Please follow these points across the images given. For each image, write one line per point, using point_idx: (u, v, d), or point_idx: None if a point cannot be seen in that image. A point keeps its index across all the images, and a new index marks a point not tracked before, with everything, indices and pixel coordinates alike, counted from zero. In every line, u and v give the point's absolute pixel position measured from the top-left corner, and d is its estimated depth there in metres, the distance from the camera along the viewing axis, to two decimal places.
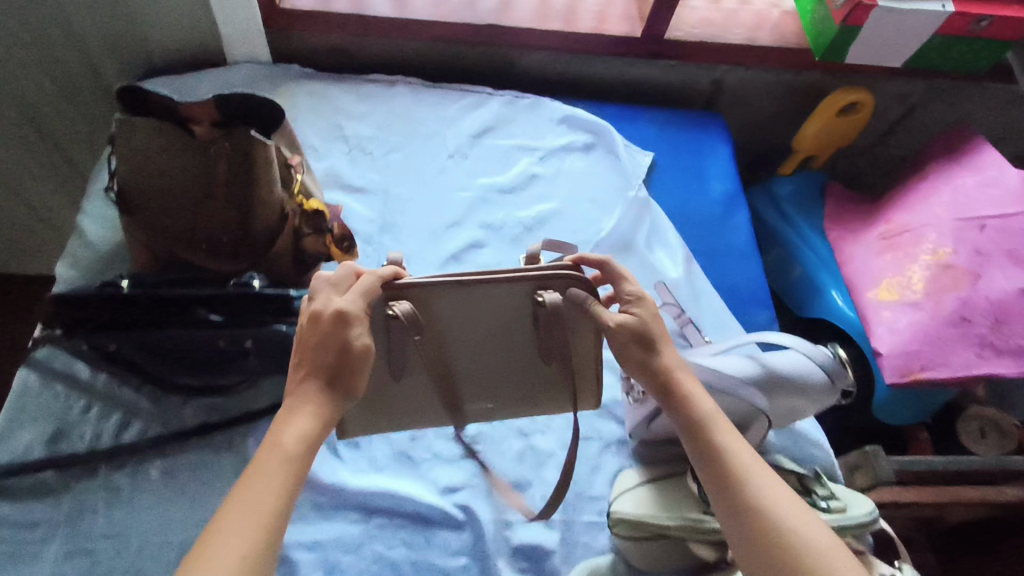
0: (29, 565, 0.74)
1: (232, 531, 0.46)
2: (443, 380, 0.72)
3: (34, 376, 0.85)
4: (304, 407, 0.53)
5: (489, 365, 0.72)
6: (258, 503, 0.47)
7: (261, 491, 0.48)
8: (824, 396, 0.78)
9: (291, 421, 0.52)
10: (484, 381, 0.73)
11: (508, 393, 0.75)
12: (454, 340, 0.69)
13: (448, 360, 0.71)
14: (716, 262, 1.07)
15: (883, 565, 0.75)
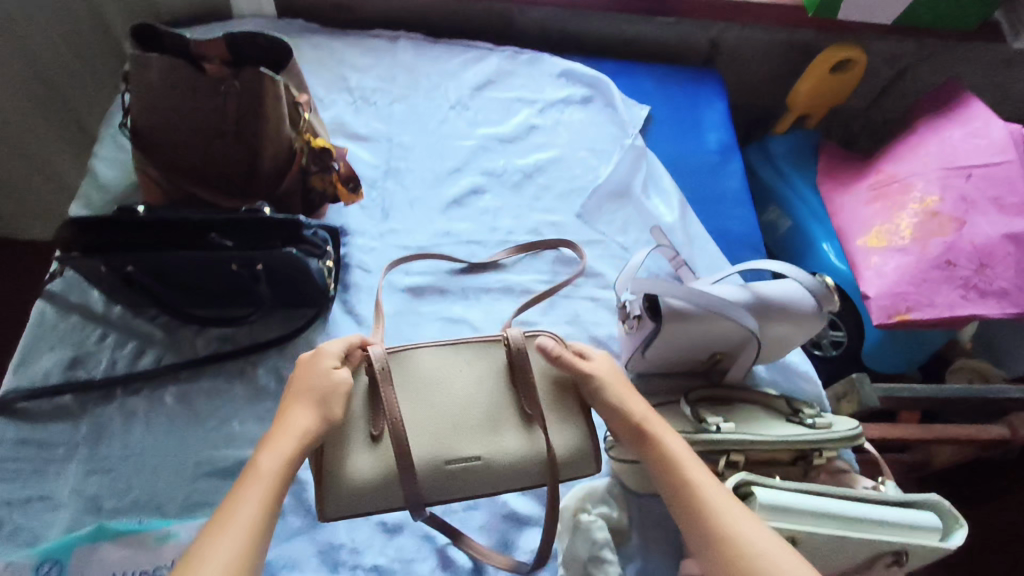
0: (52, 481, 0.78)
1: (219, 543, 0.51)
2: (423, 440, 0.67)
3: (52, 308, 0.89)
4: (286, 436, 0.59)
5: (472, 427, 0.69)
6: (240, 520, 0.53)
7: (242, 511, 0.54)
8: (811, 321, 0.82)
9: (274, 448, 0.58)
10: (467, 440, 0.68)
11: (496, 454, 0.68)
12: (432, 401, 0.69)
13: (428, 424, 0.68)
14: (710, 208, 1.11)
15: (864, 479, 0.80)
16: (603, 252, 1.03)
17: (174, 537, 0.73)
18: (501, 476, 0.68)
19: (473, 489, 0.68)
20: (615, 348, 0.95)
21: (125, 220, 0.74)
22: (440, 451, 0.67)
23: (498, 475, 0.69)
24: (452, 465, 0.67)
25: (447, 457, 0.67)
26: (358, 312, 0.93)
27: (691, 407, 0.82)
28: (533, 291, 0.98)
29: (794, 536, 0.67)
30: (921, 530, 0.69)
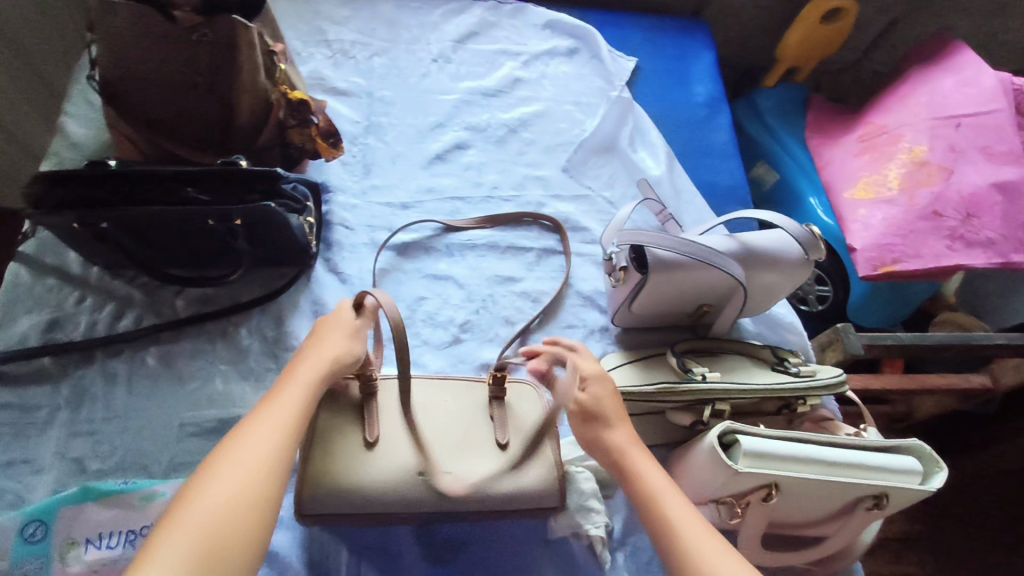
0: (34, 445, 0.77)
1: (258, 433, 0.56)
2: (403, 452, 0.73)
3: (26, 270, 0.87)
4: (325, 351, 0.67)
5: (453, 446, 0.74)
6: (284, 410, 0.59)
7: (285, 405, 0.60)
8: (798, 269, 0.82)
9: (312, 360, 0.65)
10: (446, 455, 0.73)
11: (466, 474, 0.72)
12: (418, 423, 0.75)
13: (413, 437, 0.74)
14: (697, 161, 1.09)
15: (847, 426, 0.81)
16: (589, 208, 1.02)
17: (161, 496, 0.74)
18: (467, 495, 0.72)
19: (440, 503, 0.71)
20: (602, 303, 0.95)
21: (98, 173, 0.71)
22: (415, 463, 0.72)
23: (463, 494, 0.72)
24: (425, 476, 0.71)
25: (422, 467, 0.72)
26: (342, 270, 0.92)
27: (676, 357, 0.82)
28: (519, 247, 0.97)
29: (774, 481, 0.68)
30: (900, 473, 0.70)
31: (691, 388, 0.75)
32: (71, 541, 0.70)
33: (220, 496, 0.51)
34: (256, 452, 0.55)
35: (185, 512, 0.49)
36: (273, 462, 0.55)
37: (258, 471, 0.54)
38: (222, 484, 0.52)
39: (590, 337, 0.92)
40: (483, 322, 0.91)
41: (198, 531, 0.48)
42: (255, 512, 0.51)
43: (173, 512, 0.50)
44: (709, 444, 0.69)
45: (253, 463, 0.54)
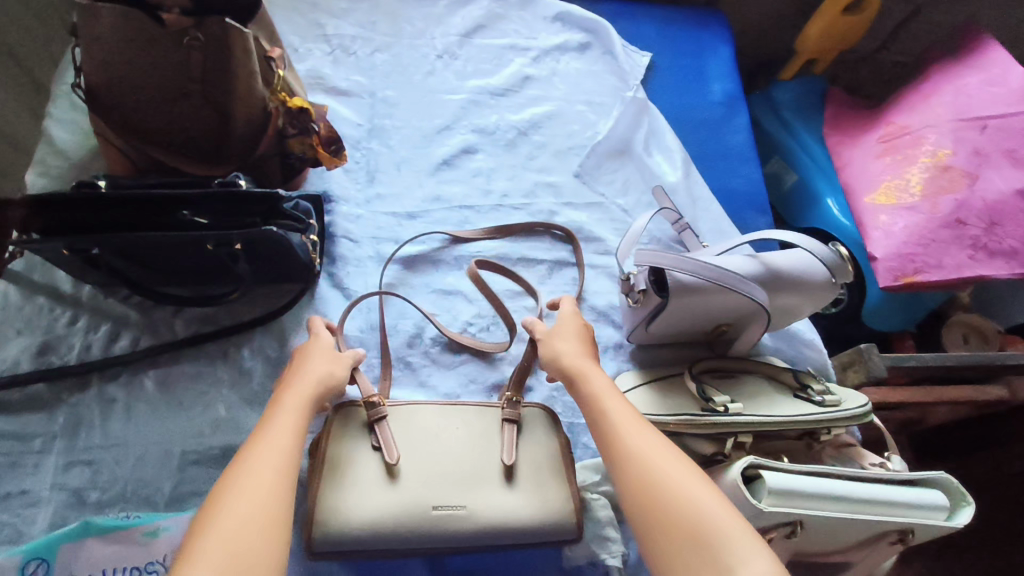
0: (30, 476, 0.74)
1: (269, 448, 0.56)
2: (416, 487, 0.70)
3: (15, 289, 0.83)
4: (309, 375, 0.67)
5: (468, 479, 0.72)
6: (280, 433, 0.58)
7: (281, 429, 0.59)
8: (823, 291, 0.79)
9: (297, 384, 0.65)
10: (461, 488, 0.71)
11: (481, 508, 0.70)
12: (430, 455, 0.73)
13: (428, 470, 0.72)
14: (713, 165, 1.05)
15: (871, 455, 0.79)
16: (602, 216, 0.98)
17: (165, 531, 0.71)
18: (484, 531, 0.69)
19: (457, 539, 0.69)
20: (617, 318, 0.91)
21: (88, 198, 0.66)
22: (429, 498, 0.70)
23: (477, 529, 0.69)
24: (441, 511, 0.69)
25: (436, 502, 0.70)
26: (347, 286, 0.88)
27: (694, 383, 0.79)
28: (530, 259, 0.94)
29: (800, 520, 0.66)
30: (926, 509, 0.68)
31: (712, 419, 0.73)
32: None
33: (235, 525, 0.49)
34: (263, 480, 0.53)
35: (207, 535, 0.48)
36: (283, 486, 0.54)
37: (269, 491, 0.52)
38: (232, 512, 0.50)
39: (603, 355, 0.89)
40: (497, 336, 0.88)
41: (224, 551, 0.47)
42: (285, 522, 0.52)
43: (201, 528, 0.49)
44: (733, 480, 0.67)
45: (268, 480, 0.53)
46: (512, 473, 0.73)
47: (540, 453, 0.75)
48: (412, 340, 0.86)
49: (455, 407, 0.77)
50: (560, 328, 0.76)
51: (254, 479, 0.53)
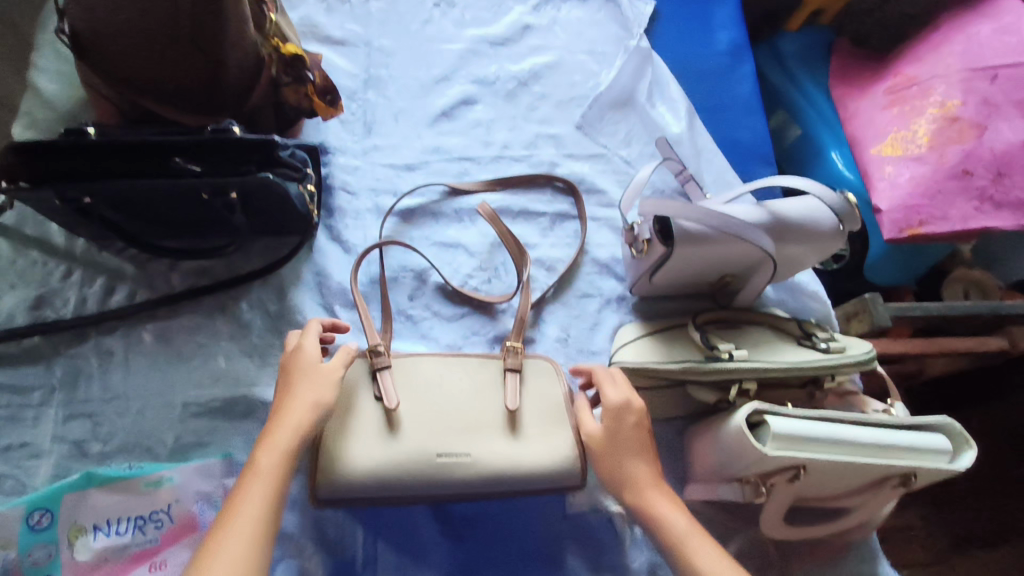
0: (30, 429, 0.73)
1: (227, 542, 0.53)
2: (420, 436, 0.70)
3: (7, 242, 0.81)
4: (286, 429, 0.61)
5: (471, 427, 0.72)
6: (243, 528, 0.54)
7: (244, 520, 0.55)
8: (829, 241, 0.77)
9: (273, 445, 0.60)
10: (464, 436, 0.71)
11: (485, 455, 0.70)
12: (434, 405, 0.72)
13: (430, 418, 0.72)
14: (718, 116, 1.03)
15: (875, 402, 0.79)
16: (605, 168, 0.97)
17: (168, 481, 0.71)
18: (487, 478, 0.69)
19: (460, 486, 0.69)
20: (619, 271, 0.91)
21: (78, 142, 0.64)
22: (433, 445, 0.70)
23: (481, 476, 0.69)
24: (444, 459, 0.69)
25: (439, 449, 0.69)
26: (345, 238, 0.86)
27: (698, 332, 0.79)
28: (531, 211, 0.92)
29: (803, 463, 0.66)
30: (929, 453, 0.68)
31: (716, 365, 0.73)
32: (77, 528, 0.68)
33: None
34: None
35: None
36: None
37: None
38: None
39: (606, 308, 0.88)
40: (502, 285, 0.88)
41: None
42: None
43: None
44: (738, 425, 0.67)
45: None
46: (515, 421, 0.73)
47: (544, 400, 0.75)
48: (414, 293, 0.85)
49: (458, 356, 0.77)
50: (612, 428, 0.68)
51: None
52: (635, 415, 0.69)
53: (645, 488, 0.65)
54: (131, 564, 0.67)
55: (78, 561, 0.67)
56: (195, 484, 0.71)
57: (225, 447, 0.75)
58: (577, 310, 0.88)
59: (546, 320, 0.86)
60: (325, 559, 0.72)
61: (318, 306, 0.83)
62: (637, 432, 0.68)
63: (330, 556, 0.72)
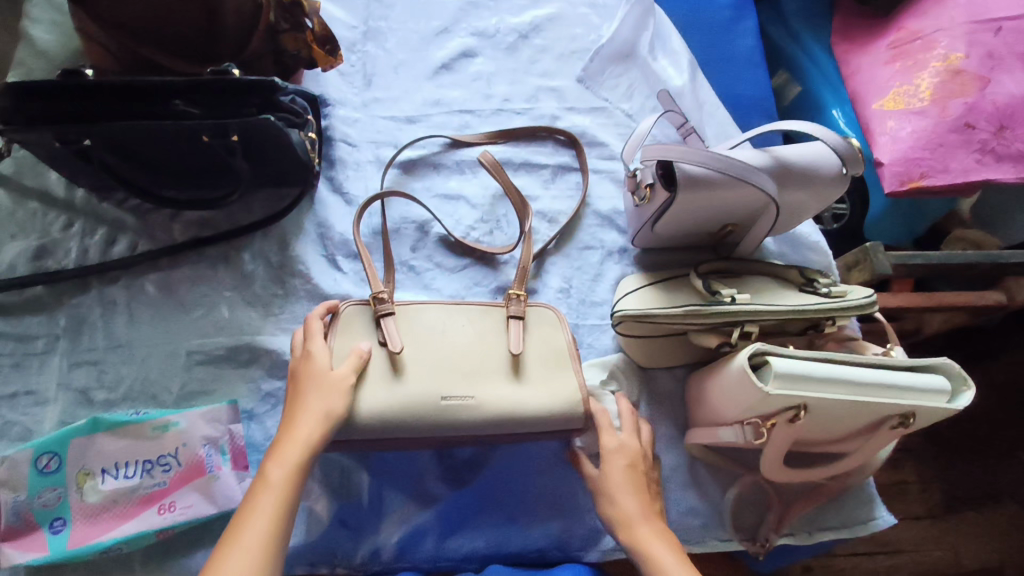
0: (35, 376, 0.74)
1: (233, 561, 0.54)
2: (425, 380, 0.70)
3: (6, 193, 0.81)
4: (295, 445, 0.61)
5: (475, 371, 0.72)
6: (250, 544, 0.55)
7: (250, 536, 0.55)
8: (832, 186, 0.78)
9: (282, 459, 0.60)
10: (468, 380, 0.71)
11: (490, 399, 0.70)
12: (437, 352, 0.72)
13: (434, 363, 0.72)
14: (722, 69, 1.03)
15: (873, 346, 0.80)
16: (606, 121, 0.97)
17: (174, 426, 0.71)
18: (491, 419, 0.70)
19: (465, 428, 0.70)
20: (621, 223, 0.91)
21: (76, 83, 0.64)
22: (438, 389, 0.70)
23: (485, 418, 0.70)
24: (449, 401, 0.70)
25: (444, 393, 0.70)
26: (347, 190, 0.86)
27: (701, 279, 0.79)
28: (533, 163, 0.92)
29: (805, 402, 0.67)
30: (928, 393, 0.69)
31: (720, 308, 0.73)
32: (85, 472, 0.69)
33: None
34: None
35: None
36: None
37: None
38: None
39: (608, 259, 0.89)
40: (506, 236, 0.88)
41: None
42: None
43: None
44: (740, 366, 0.68)
45: None
46: (518, 365, 0.73)
47: (547, 344, 0.76)
48: (416, 244, 0.85)
49: (461, 305, 0.76)
50: (606, 470, 0.68)
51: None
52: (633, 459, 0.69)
53: (635, 526, 0.64)
54: (139, 507, 0.68)
55: (87, 504, 0.68)
56: (201, 429, 0.72)
57: (231, 394, 0.75)
58: (579, 262, 0.88)
59: (549, 271, 0.87)
60: (333, 503, 0.73)
61: (320, 257, 0.83)
62: (632, 472, 0.68)
63: (337, 500, 0.73)
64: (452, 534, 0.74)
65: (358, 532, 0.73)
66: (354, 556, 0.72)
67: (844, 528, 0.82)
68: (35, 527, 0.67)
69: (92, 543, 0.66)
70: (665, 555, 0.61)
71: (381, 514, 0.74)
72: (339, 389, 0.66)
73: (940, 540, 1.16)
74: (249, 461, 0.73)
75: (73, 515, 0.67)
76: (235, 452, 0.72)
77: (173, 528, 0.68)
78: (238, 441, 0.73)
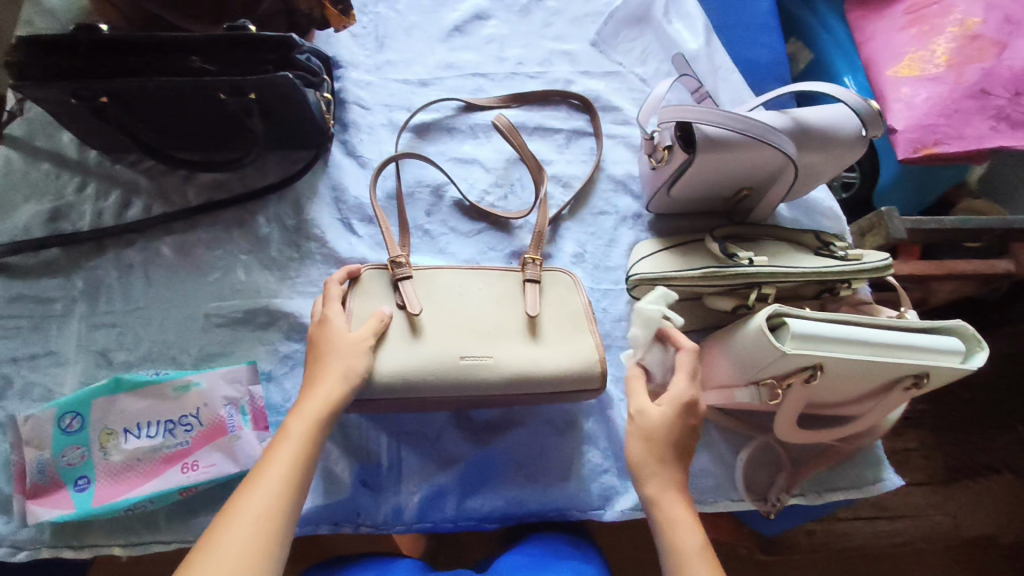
0: (54, 338, 0.74)
1: (253, 501, 0.53)
2: (443, 341, 0.71)
3: (18, 154, 0.80)
4: (316, 401, 0.61)
5: (493, 332, 0.72)
6: (270, 485, 0.55)
7: (270, 480, 0.55)
8: (850, 148, 0.78)
9: (302, 414, 0.60)
10: (486, 340, 0.72)
11: (507, 360, 0.71)
12: (455, 314, 0.73)
13: (452, 325, 0.72)
14: (737, 33, 1.02)
15: (887, 310, 0.81)
16: (620, 85, 0.96)
17: (195, 386, 0.72)
18: (510, 379, 0.70)
19: (484, 387, 0.70)
20: (635, 188, 0.91)
21: (91, 37, 0.63)
22: (455, 350, 0.70)
23: (502, 379, 0.70)
24: (468, 360, 0.70)
25: (462, 352, 0.70)
26: (361, 153, 0.86)
27: (717, 243, 0.79)
28: (547, 128, 0.92)
29: (820, 362, 0.67)
30: (942, 354, 0.70)
31: (737, 269, 0.73)
32: (108, 431, 0.69)
33: None
34: (238, 546, 0.50)
35: None
36: (260, 550, 0.51)
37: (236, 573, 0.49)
38: None
39: (622, 224, 0.89)
40: (521, 201, 0.87)
41: None
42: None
43: None
44: (757, 326, 0.68)
45: (241, 543, 0.51)
46: (535, 328, 0.74)
47: (565, 307, 0.76)
48: (431, 208, 0.85)
49: (477, 269, 0.76)
50: (668, 415, 0.64)
51: (228, 546, 0.50)
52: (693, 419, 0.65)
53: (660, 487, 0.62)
54: (162, 465, 0.69)
55: (111, 463, 0.69)
56: (222, 389, 0.72)
57: (249, 355, 0.76)
58: (593, 227, 0.88)
59: (564, 236, 0.87)
60: (352, 464, 0.74)
61: (334, 221, 0.82)
62: (689, 434, 0.64)
63: (356, 461, 0.74)
64: (470, 495, 0.75)
65: (378, 492, 0.74)
66: (375, 515, 0.73)
67: (853, 489, 0.83)
68: (60, 485, 0.68)
69: (117, 501, 0.67)
70: (691, 529, 0.60)
71: (400, 475, 0.75)
72: (360, 349, 0.66)
73: (942, 505, 1.18)
74: (269, 421, 0.74)
75: (98, 473, 0.68)
76: (256, 412, 0.73)
77: (196, 486, 0.69)
78: (259, 401, 0.73)
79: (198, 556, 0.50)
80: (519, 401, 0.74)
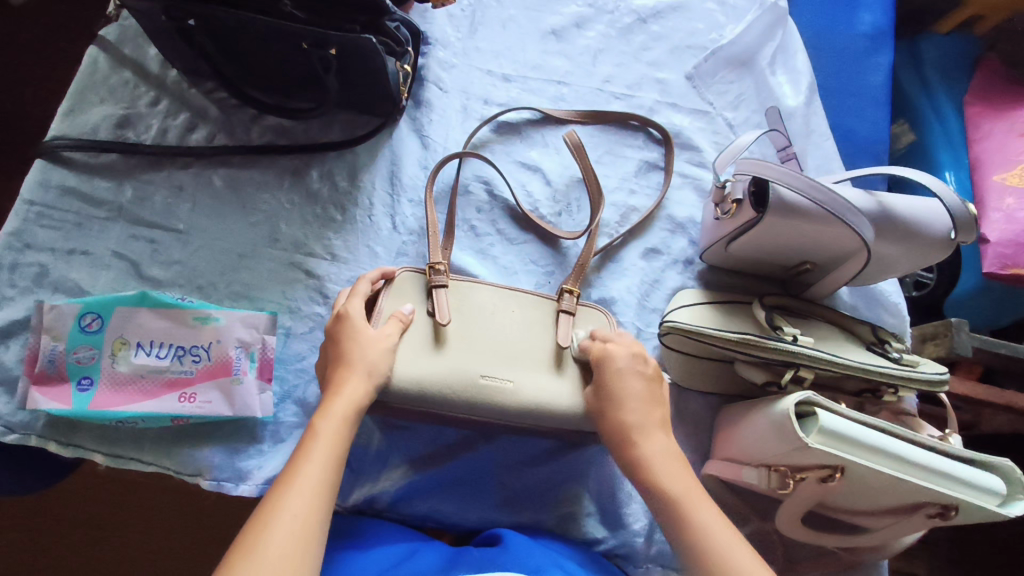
0: (92, 239, 0.75)
1: (291, 504, 0.51)
2: (467, 356, 0.68)
3: (104, 57, 0.82)
4: (343, 402, 0.59)
5: (516, 356, 0.70)
6: (305, 486, 0.52)
7: (305, 481, 0.53)
8: (932, 250, 0.72)
9: (330, 413, 0.58)
10: (509, 363, 0.69)
11: (527, 390, 0.68)
12: (485, 334, 0.70)
13: (478, 343, 0.69)
14: (840, 102, 0.97)
15: (931, 427, 0.74)
16: (705, 126, 0.93)
17: (214, 321, 0.72)
18: (526, 408, 0.67)
19: (500, 410, 0.67)
20: (693, 233, 0.87)
21: None
22: (475, 368, 0.67)
23: (518, 408, 0.67)
24: (487, 381, 0.67)
25: (482, 371, 0.67)
26: (427, 134, 0.85)
27: (764, 312, 0.75)
28: (619, 153, 0.89)
29: (842, 465, 0.62)
30: (983, 492, 0.64)
31: (779, 346, 0.68)
32: (122, 341, 0.70)
33: None
34: (282, 549, 0.48)
35: None
36: (306, 552, 0.49)
37: None
38: None
39: (671, 268, 0.85)
40: (570, 219, 0.85)
41: None
42: None
43: None
44: (785, 411, 0.63)
45: (282, 545, 0.48)
46: (561, 359, 0.71)
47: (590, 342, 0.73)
48: (482, 206, 0.83)
49: (512, 290, 0.74)
50: (618, 378, 0.65)
51: (270, 546, 0.48)
52: (621, 361, 0.66)
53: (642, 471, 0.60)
54: (163, 389, 0.70)
55: (117, 372, 0.69)
56: (238, 331, 0.73)
57: (270, 304, 0.76)
58: (642, 264, 0.84)
59: (609, 263, 0.83)
60: None
61: (384, 194, 0.81)
62: (625, 376, 0.65)
63: None
64: (448, 500, 0.73)
65: (358, 475, 0.72)
66: (348, 498, 0.72)
67: None
68: (65, 379, 0.68)
69: (112, 411, 0.68)
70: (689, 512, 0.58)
71: (384, 464, 0.73)
72: (382, 351, 0.64)
73: None
74: (274, 374, 0.73)
75: (102, 378, 0.69)
76: (263, 362, 0.73)
77: (189, 418, 0.69)
78: (269, 352, 0.73)
79: (242, 560, 0.47)
80: (525, 428, 0.71)
